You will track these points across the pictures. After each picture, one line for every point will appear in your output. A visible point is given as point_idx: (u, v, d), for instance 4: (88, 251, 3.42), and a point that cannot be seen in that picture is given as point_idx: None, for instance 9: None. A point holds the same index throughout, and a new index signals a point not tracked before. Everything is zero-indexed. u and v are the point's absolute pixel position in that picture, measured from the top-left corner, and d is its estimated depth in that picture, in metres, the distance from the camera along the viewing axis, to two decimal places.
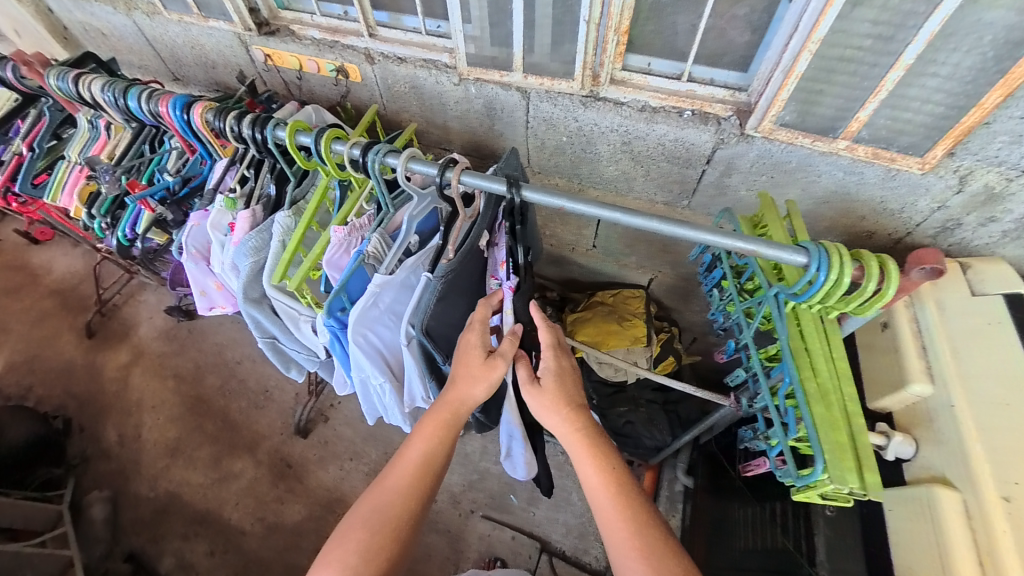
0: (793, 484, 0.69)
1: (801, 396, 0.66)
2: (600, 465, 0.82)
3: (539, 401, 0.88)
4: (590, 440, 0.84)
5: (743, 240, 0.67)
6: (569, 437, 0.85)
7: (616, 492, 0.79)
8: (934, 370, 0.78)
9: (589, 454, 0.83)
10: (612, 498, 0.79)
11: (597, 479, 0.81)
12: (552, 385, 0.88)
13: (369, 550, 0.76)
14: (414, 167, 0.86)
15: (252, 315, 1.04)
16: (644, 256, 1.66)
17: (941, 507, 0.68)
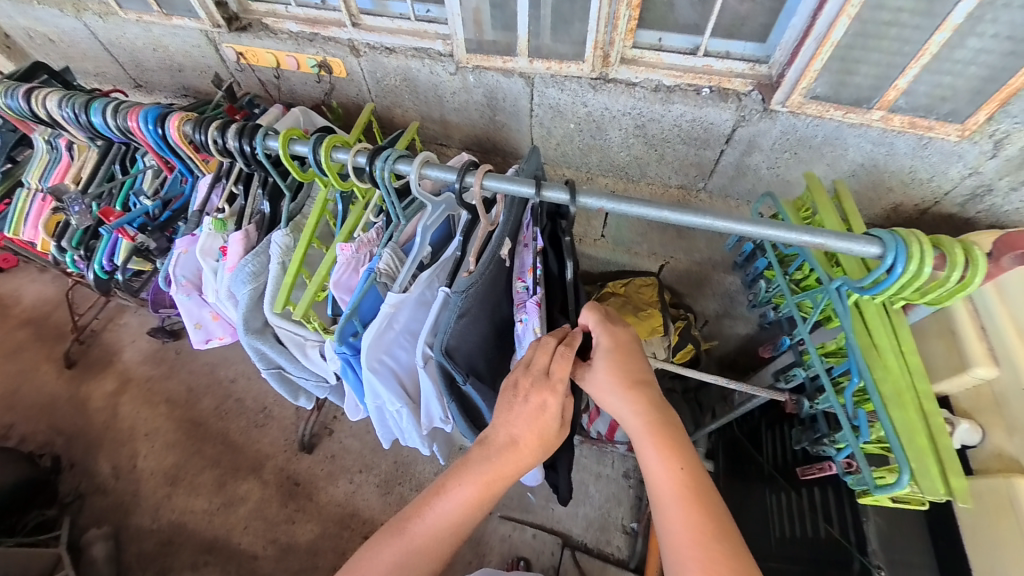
0: (867, 490, 0.66)
1: (877, 397, 0.62)
2: (674, 459, 0.67)
3: (594, 384, 0.77)
4: (660, 430, 0.69)
5: (809, 233, 0.63)
6: (635, 429, 0.71)
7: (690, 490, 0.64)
8: (997, 352, 0.74)
9: (663, 442, 0.68)
10: (684, 498, 0.63)
11: (671, 473, 0.66)
12: (607, 365, 0.76)
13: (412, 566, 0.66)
14: (430, 173, 0.79)
15: (254, 346, 0.97)
16: (657, 243, 1.62)
17: (1022, 496, 0.64)
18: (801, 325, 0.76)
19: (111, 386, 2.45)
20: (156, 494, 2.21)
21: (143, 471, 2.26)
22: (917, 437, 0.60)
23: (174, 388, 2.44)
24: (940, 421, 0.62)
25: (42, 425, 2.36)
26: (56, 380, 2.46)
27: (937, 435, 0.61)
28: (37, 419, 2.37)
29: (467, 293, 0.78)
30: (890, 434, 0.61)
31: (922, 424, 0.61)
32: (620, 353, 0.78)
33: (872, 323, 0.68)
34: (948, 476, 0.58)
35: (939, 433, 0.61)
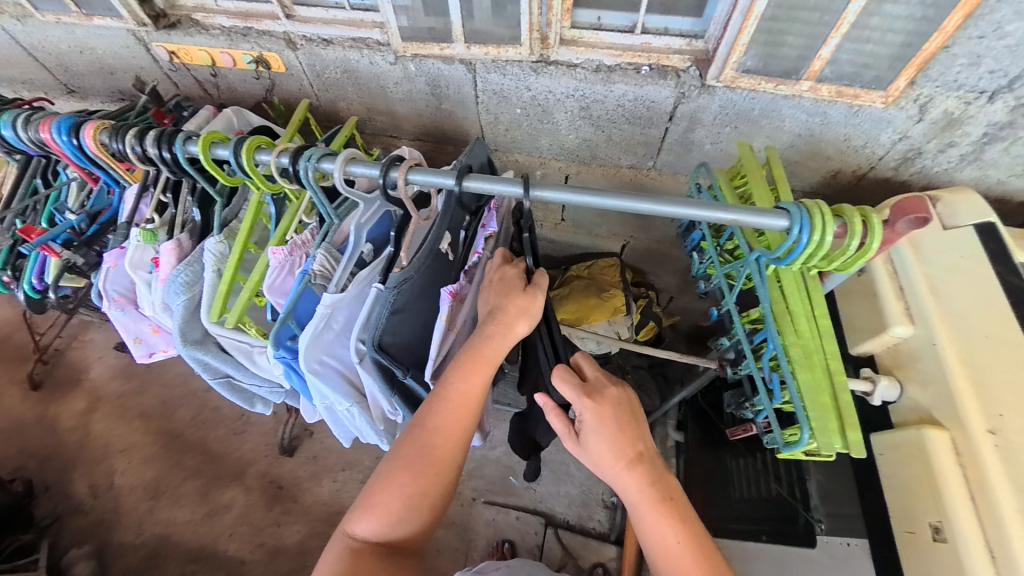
0: (780, 449, 0.71)
1: (787, 363, 0.66)
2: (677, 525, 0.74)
3: (589, 455, 0.77)
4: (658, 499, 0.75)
5: (721, 211, 0.65)
6: (636, 501, 0.75)
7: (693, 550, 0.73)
8: (914, 310, 0.77)
9: (660, 510, 0.74)
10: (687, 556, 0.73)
11: (666, 531, 0.73)
12: (600, 443, 0.76)
13: (415, 493, 0.77)
14: (354, 170, 0.78)
15: (194, 357, 0.96)
16: (616, 224, 1.63)
17: (930, 445, 0.67)
18: (726, 298, 0.79)
19: (80, 406, 2.39)
20: (138, 509, 2.18)
21: (122, 487, 2.23)
22: (818, 396, 0.65)
23: (147, 403, 2.39)
24: (845, 383, 0.66)
25: (13, 450, 2.31)
26: (23, 404, 2.38)
27: (839, 394, 0.66)
28: (7, 444, 2.31)
29: (399, 289, 0.79)
30: (796, 396, 0.65)
31: (826, 384, 0.66)
32: (609, 432, 0.75)
33: (789, 293, 0.70)
34: (845, 430, 0.64)
35: (842, 391, 0.66)
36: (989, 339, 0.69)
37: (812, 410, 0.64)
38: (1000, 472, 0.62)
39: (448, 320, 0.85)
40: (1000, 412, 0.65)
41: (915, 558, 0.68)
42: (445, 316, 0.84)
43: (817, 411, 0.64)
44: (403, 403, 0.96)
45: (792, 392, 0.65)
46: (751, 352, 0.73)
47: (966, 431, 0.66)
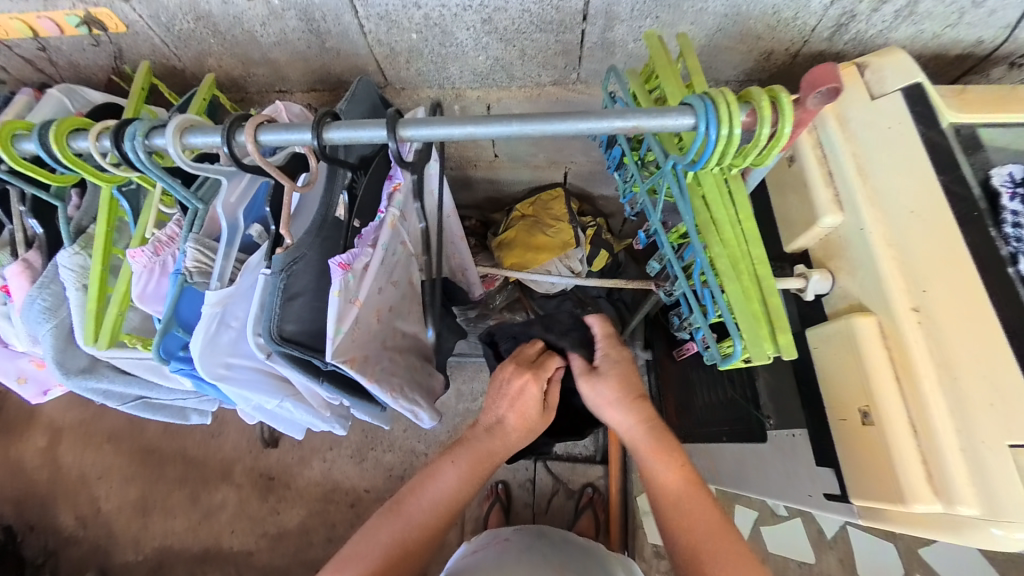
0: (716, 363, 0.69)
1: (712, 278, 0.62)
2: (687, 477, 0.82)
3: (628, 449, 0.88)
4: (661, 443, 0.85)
5: (619, 118, 0.57)
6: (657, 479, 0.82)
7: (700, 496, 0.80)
8: (843, 196, 0.73)
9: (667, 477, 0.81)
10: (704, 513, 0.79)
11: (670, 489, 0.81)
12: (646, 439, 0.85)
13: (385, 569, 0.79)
14: (192, 140, 0.63)
15: (87, 387, 0.83)
16: (552, 150, 1.48)
17: (858, 331, 0.65)
18: (649, 216, 0.72)
19: (42, 441, 2.15)
20: (132, 528, 2.07)
21: (110, 510, 2.08)
22: (745, 304, 0.62)
23: (114, 424, 2.17)
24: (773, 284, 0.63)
25: None
26: None
27: (767, 297, 0.63)
28: None
29: (288, 271, 0.70)
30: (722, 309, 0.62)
31: (754, 289, 0.62)
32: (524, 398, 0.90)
33: (707, 198, 0.65)
34: (775, 333, 0.61)
35: (770, 294, 0.63)
36: (915, 213, 0.66)
37: (740, 320, 0.61)
38: (923, 345, 0.61)
39: (344, 294, 0.73)
40: (924, 288, 0.63)
41: (846, 442, 0.69)
42: (338, 291, 0.72)
43: (743, 320, 0.61)
44: (338, 390, 0.88)
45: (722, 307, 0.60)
46: (679, 272, 0.68)
47: (891, 311, 0.64)
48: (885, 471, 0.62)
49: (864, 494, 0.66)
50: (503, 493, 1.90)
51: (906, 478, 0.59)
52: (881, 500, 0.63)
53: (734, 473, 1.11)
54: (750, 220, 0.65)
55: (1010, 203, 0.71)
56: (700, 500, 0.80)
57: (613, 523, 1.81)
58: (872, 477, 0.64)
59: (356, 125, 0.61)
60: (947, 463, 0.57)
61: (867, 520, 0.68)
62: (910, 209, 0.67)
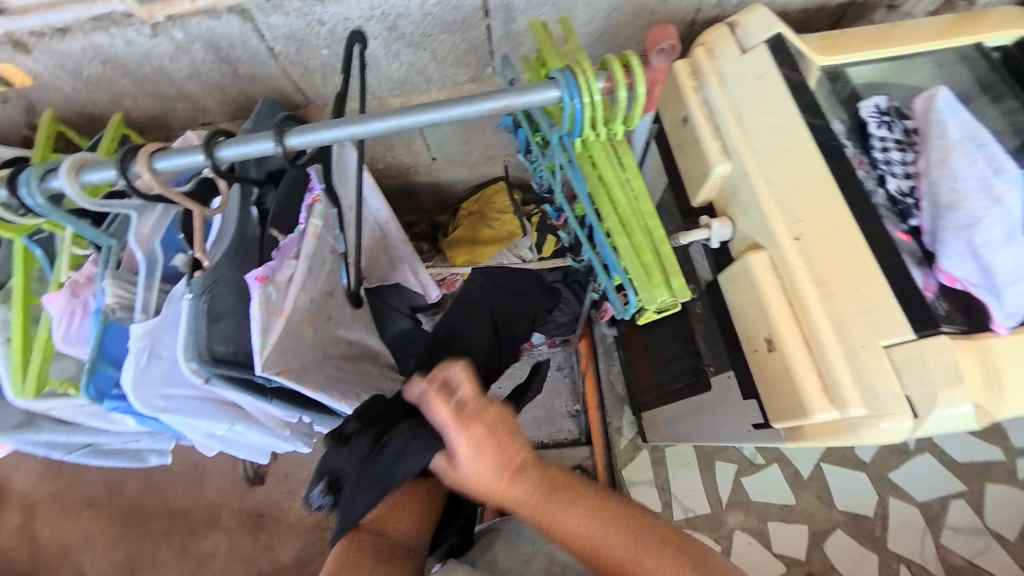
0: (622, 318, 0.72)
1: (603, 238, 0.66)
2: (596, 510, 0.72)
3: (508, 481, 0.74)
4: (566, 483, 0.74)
5: (490, 99, 0.61)
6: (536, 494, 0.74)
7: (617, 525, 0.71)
8: (728, 146, 0.78)
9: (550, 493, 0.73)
10: (628, 541, 0.70)
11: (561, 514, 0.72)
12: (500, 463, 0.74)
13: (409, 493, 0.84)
14: (84, 177, 0.64)
15: (27, 441, 0.82)
16: (485, 146, 1.50)
17: (752, 268, 0.71)
18: (552, 188, 0.77)
19: (16, 519, 2.06)
20: None
21: None
22: (637, 256, 0.65)
23: (90, 489, 2.09)
24: (663, 235, 0.67)
25: None
26: None
27: (660, 249, 0.66)
28: None
29: (210, 293, 0.72)
30: (615, 263, 0.66)
31: (645, 242, 0.66)
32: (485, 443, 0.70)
33: (594, 163, 0.68)
34: (669, 280, 0.65)
35: (662, 245, 0.66)
36: (785, 152, 0.72)
37: (632, 271, 0.65)
38: (805, 271, 0.67)
39: (265, 307, 0.74)
40: (799, 218, 0.69)
41: (760, 372, 0.74)
42: (259, 305, 0.73)
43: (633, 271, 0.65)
44: (288, 405, 0.89)
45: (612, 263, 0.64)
46: (581, 238, 0.73)
47: (777, 245, 0.70)
48: (790, 391, 0.67)
49: (780, 417, 0.71)
50: None
51: (806, 392, 0.64)
52: (791, 418, 0.68)
53: (692, 426, 1.16)
54: (639, 179, 0.68)
55: (876, 130, 0.76)
56: (622, 525, 0.71)
57: None
58: (782, 399, 0.69)
59: (240, 140, 0.63)
60: (835, 371, 0.62)
61: (791, 441, 0.72)
62: (780, 148, 0.73)
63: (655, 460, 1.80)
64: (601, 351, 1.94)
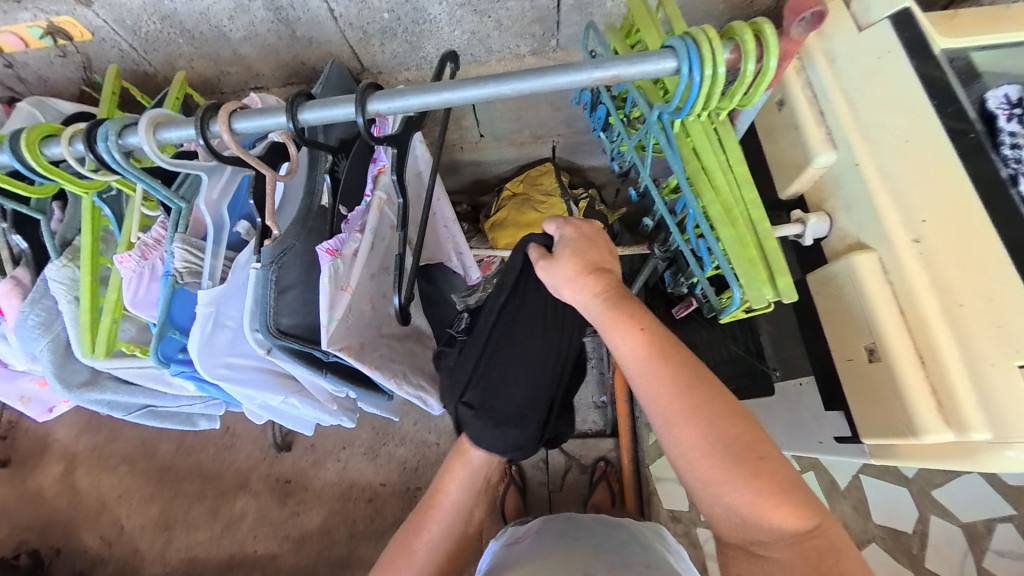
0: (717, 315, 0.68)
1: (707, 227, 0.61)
2: (713, 419, 0.56)
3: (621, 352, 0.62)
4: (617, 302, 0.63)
5: (599, 69, 0.55)
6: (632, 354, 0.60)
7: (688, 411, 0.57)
8: (835, 134, 0.72)
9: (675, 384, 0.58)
10: (729, 459, 0.55)
11: (638, 352, 0.60)
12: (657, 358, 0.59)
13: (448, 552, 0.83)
14: (166, 136, 0.62)
15: (90, 399, 0.83)
16: (537, 125, 1.43)
17: (858, 269, 0.65)
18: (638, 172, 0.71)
19: (57, 469, 2.14)
20: (155, 544, 2.05)
21: (132, 530, 2.07)
22: (740, 251, 0.61)
23: (126, 445, 2.16)
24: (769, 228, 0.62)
25: (3, 531, 2.08)
26: None
27: (765, 243, 0.62)
28: None
29: (278, 263, 0.69)
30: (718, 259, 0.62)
31: (750, 235, 0.62)
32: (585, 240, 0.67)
33: (695, 144, 0.63)
34: (774, 277, 0.61)
35: (766, 239, 0.62)
36: (906, 143, 0.66)
37: (736, 267, 0.61)
38: (924, 276, 0.61)
39: (333, 281, 0.72)
40: (922, 218, 0.62)
41: (854, 382, 0.69)
42: (328, 279, 0.71)
43: (735, 265, 0.61)
44: (341, 382, 0.88)
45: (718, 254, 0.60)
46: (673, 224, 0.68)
47: (890, 246, 0.64)
48: (894, 407, 0.62)
49: (874, 433, 0.67)
50: (517, 475, 1.89)
51: (917, 409, 0.60)
52: (891, 437, 0.64)
53: None
54: (743, 166, 0.63)
55: (1007, 124, 0.69)
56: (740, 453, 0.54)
57: (628, 492, 1.82)
58: (883, 414, 0.65)
59: (326, 101, 0.60)
60: (955, 390, 0.58)
61: (879, 459, 0.69)
62: (900, 139, 0.66)
63: None
64: None
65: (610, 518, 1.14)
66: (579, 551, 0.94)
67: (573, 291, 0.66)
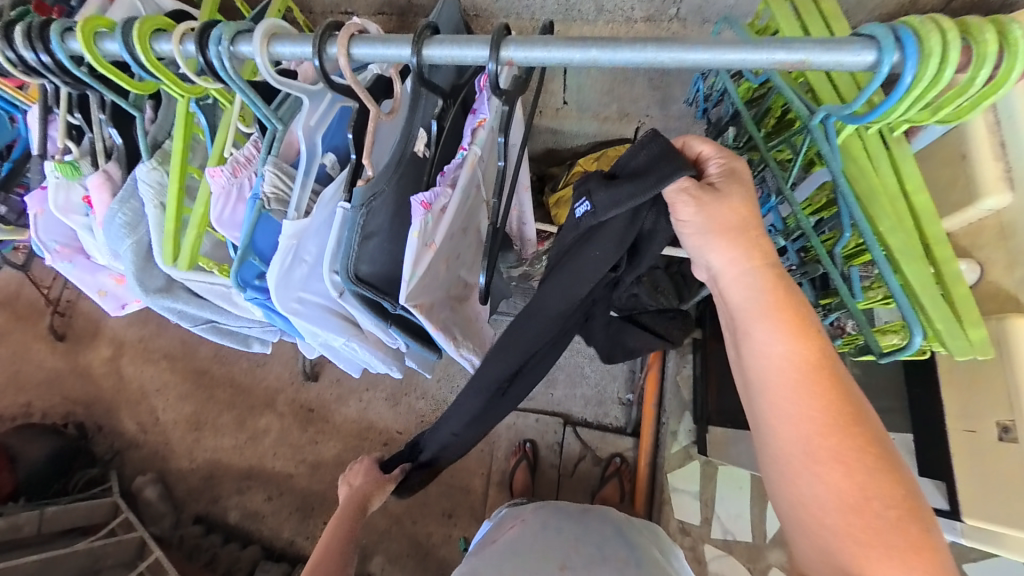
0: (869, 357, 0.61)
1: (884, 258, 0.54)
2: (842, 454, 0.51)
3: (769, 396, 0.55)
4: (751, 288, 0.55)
5: (781, 49, 0.45)
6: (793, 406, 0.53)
7: (836, 425, 0.52)
8: (1014, 175, 0.60)
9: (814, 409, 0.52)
10: (853, 511, 0.50)
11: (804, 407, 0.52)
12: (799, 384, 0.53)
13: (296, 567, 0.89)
14: (281, 51, 0.57)
15: (163, 306, 0.85)
16: (628, 100, 1.31)
17: (1012, 337, 0.56)
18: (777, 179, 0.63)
19: (106, 352, 2.29)
20: (185, 440, 2.21)
21: (167, 422, 2.23)
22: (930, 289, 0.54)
23: (168, 344, 2.28)
24: (954, 268, 0.56)
25: (57, 399, 2.26)
26: (52, 356, 2.29)
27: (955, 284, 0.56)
28: (49, 393, 2.27)
29: (368, 207, 0.66)
30: (900, 294, 0.54)
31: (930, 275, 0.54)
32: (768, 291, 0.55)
33: (858, 166, 0.56)
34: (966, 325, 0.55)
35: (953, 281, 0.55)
36: None
37: (924, 308, 0.54)
38: None
39: (422, 236, 0.70)
40: None
41: (963, 454, 0.63)
42: (417, 233, 0.69)
43: (931, 311, 0.54)
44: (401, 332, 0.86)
45: (896, 293, 0.52)
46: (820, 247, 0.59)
47: None
48: (1019, 496, 0.55)
49: (977, 514, 0.61)
50: (531, 452, 1.90)
51: None
52: (1002, 524, 0.57)
53: None
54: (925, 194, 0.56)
55: None
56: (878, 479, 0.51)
57: (639, 493, 1.82)
58: (998, 498, 0.58)
59: (452, 41, 0.53)
60: None
61: (969, 542, 0.63)
62: None
63: (705, 473, 1.78)
64: (675, 350, 1.80)
65: (603, 513, 1.09)
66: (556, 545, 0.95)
67: (722, 257, 0.56)
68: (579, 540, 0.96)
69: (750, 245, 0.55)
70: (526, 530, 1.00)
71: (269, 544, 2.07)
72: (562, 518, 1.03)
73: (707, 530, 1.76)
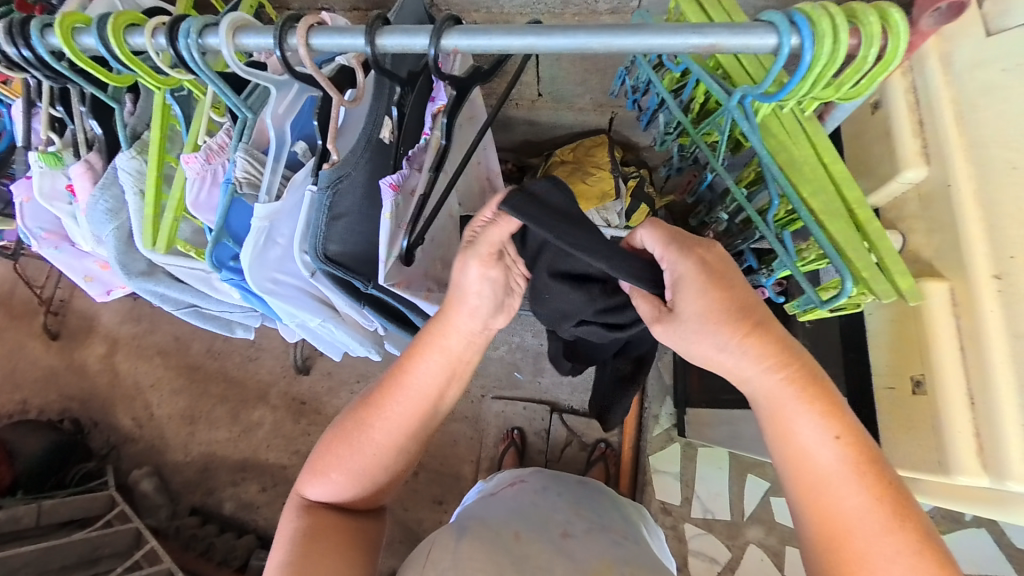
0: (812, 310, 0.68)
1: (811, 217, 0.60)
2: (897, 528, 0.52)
3: (817, 485, 0.55)
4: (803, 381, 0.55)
5: (693, 34, 0.49)
6: (851, 493, 0.53)
7: (887, 505, 0.53)
8: (931, 149, 0.64)
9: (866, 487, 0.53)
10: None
11: (858, 490, 0.53)
12: (849, 467, 0.54)
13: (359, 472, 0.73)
14: (246, 42, 0.61)
15: (147, 289, 0.90)
16: (600, 91, 1.35)
17: (926, 297, 0.61)
18: (711, 159, 0.70)
19: (101, 349, 2.33)
20: (180, 434, 2.25)
21: (162, 416, 2.27)
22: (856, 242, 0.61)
23: (162, 340, 2.32)
24: (878, 229, 0.61)
25: (53, 395, 2.30)
26: (47, 353, 2.32)
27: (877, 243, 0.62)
28: (45, 390, 2.30)
29: (334, 189, 0.70)
30: (831, 249, 0.61)
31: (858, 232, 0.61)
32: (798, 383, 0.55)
33: (781, 143, 0.62)
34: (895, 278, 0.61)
35: (880, 240, 0.61)
36: (1015, 170, 0.57)
37: (852, 260, 0.60)
38: (997, 318, 0.57)
39: (393, 217, 0.74)
40: (1011, 253, 0.56)
41: (889, 410, 0.68)
42: (389, 214, 0.74)
43: (859, 262, 0.60)
44: (375, 312, 0.91)
45: (826, 245, 0.60)
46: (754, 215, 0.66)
47: (967, 278, 0.59)
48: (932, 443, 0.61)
49: (901, 464, 0.66)
50: (518, 439, 1.95)
51: (953, 450, 0.58)
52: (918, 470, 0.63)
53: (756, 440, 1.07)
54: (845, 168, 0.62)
55: None
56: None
57: (623, 476, 1.87)
58: (917, 448, 0.63)
59: (402, 30, 0.58)
60: (1001, 440, 0.55)
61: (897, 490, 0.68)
62: (1009, 164, 0.58)
63: (686, 455, 1.83)
64: None
65: (600, 486, 1.14)
66: (562, 505, 0.99)
67: (743, 354, 0.56)
68: (580, 505, 1.01)
69: (768, 337, 0.56)
70: (529, 489, 1.04)
71: (264, 534, 2.12)
72: (565, 484, 1.08)
73: (688, 509, 1.81)
